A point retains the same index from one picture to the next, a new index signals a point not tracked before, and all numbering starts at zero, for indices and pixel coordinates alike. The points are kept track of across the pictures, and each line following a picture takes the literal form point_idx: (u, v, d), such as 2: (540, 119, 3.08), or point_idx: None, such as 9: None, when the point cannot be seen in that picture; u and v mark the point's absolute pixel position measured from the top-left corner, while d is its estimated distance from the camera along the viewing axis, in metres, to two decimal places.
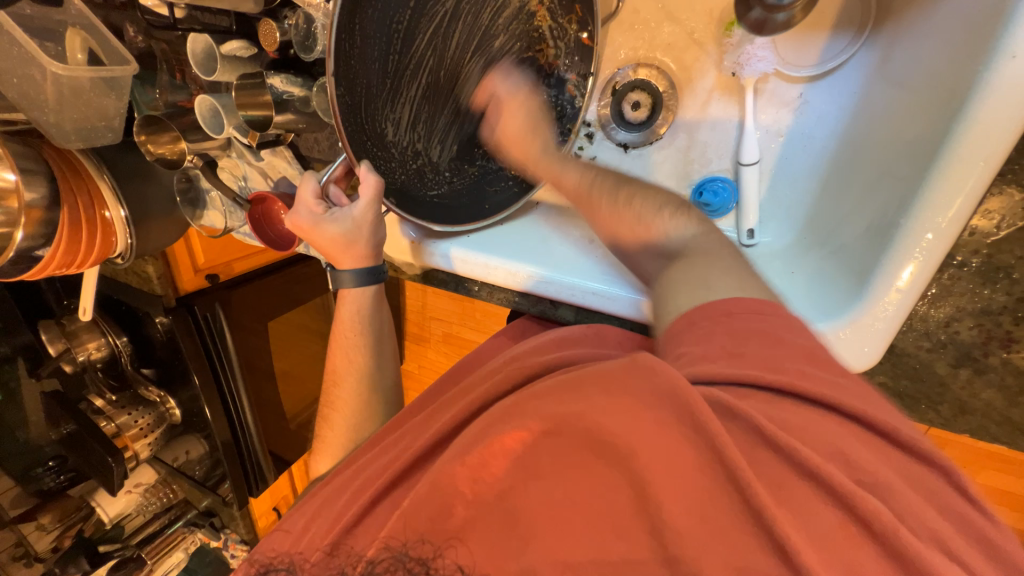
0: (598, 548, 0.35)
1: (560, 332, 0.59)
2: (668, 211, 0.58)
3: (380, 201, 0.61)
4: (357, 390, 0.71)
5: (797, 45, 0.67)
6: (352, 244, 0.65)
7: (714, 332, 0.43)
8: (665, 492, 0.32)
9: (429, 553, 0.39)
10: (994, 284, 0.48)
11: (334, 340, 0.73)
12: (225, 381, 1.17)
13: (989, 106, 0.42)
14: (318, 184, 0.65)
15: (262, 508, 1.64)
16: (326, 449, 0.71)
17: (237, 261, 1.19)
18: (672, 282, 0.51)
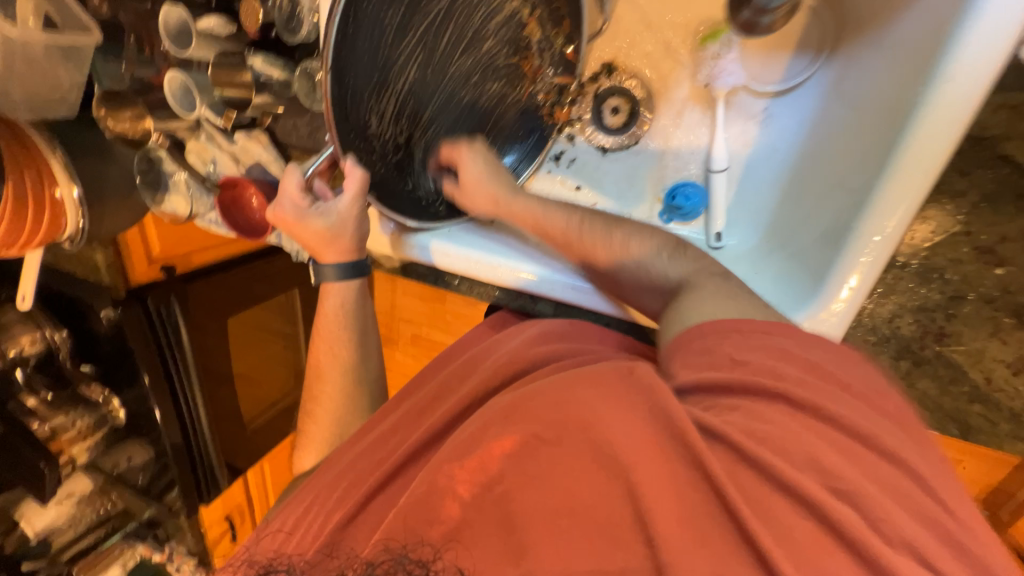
0: (583, 522, 0.36)
1: (541, 326, 0.61)
2: (663, 252, 0.61)
3: (364, 195, 0.61)
4: (342, 384, 0.71)
5: (764, 62, 0.73)
6: (336, 237, 0.65)
7: (705, 347, 0.45)
8: (651, 468, 0.35)
9: (429, 555, 0.38)
10: (929, 283, 0.54)
11: (317, 333, 0.71)
12: (180, 383, 1.10)
13: (928, 124, 0.48)
14: (302, 176, 0.63)
15: (213, 516, 1.54)
16: (311, 443, 0.71)
17: (197, 253, 1.12)
18: (674, 312, 0.53)
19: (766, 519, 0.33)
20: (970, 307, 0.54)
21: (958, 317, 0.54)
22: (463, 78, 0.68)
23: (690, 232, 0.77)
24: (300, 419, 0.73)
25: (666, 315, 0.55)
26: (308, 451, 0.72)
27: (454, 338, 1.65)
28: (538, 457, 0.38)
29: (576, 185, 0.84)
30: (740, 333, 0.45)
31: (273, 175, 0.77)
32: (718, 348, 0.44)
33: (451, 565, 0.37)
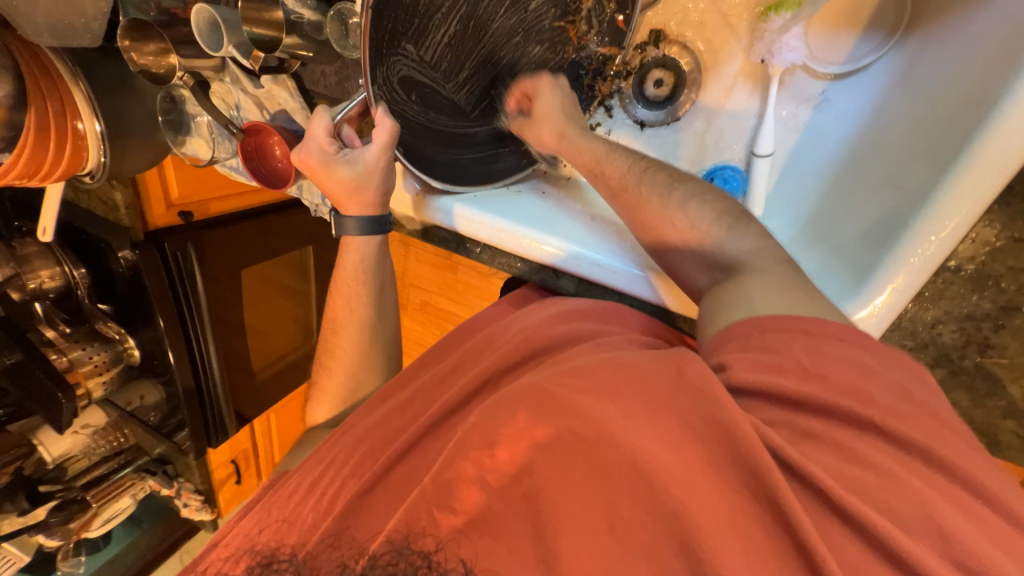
0: (600, 503, 0.36)
1: (568, 303, 0.61)
2: (723, 219, 0.53)
3: (393, 146, 0.59)
4: (355, 339, 0.71)
5: (828, 41, 0.67)
6: (359, 188, 0.63)
7: (773, 343, 0.40)
8: (678, 460, 0.35)
9: (430, 546, 0.40)
10: (982, 290, 0.51)
11: (336, 288, 0.71)
12: (192, 327, 1.11)
13: (1015, 116, 0.44)
14: (331, 121, 0.61)
15: (220, 459, 1.60)
16: (324, 395, 0.73)
17: (215, 201, 1.11)
18: (728, 291, 0.47)
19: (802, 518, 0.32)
20: (1022, 319, 0.51)
21: (1006, 329, 0.52)
22: (509, 34, 0.64)
23: None
24: (314, 372, 0.75)
25: (710, 297, 0.50)
26: (320, 403, 0.74)
27: (463, 308, 1.65)
28: (567, 438, 0.38)
29: None
30: (823, 343, 0.39)
31: (297, 124, 0.77)
32: (788, 348, 0.39)
33: (451, 556, 0.39)
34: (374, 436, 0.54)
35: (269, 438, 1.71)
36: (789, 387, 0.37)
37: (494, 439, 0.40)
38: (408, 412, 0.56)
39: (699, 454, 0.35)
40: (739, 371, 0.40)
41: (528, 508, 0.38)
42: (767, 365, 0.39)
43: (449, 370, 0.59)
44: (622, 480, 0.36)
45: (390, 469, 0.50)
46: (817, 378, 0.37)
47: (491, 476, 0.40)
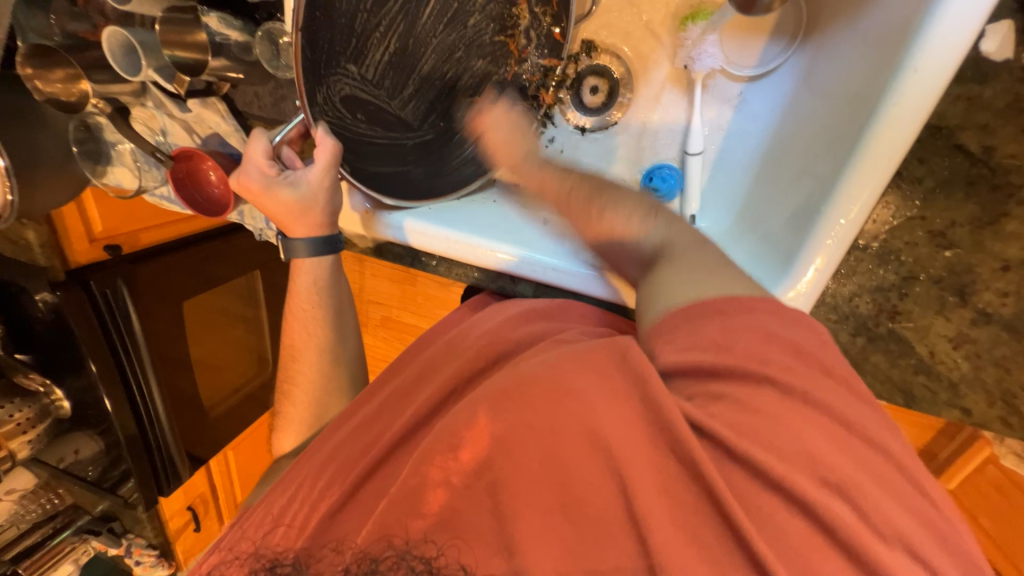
0: (563, 500, 0.38)
1: (529, 304, 0.63)
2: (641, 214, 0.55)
3: (336, 166, 0.58)
4: (319, 362, 0.68)
5: (740, 46, 0.74)
6: (305, 210, 0.61)
7: (695, 327, 0.43)
8: (636, 450, 0.37)
9: (432, 552, 0.39)
10: (887, 264, 0.58)
11: (291, 312, 0.68)
12: (131, 371, 1.03)
13: (892, 113, 0.50)
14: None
15: (175, 507, 1.48)
16: (290, 425, 0.69)
17: (145, 232, 1.07)
18: (650, 286, 0.50)
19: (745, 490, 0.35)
20: (920, 287, 0.58)
21: (909, 297, 0.58)
22: (445, 50, 0.65)
23: None
24: (277, 401, 0.70)
25: (641, 290, 0.52)
26: (286, 432, 0.69)
27: (425, 320, 1.63)
28: (530, 440, 0.39)
29: None
30: (735, 315, 0.42)
31: (233, 146, 0.74)
32: (707, 327, 0.42)
33: (452, 562, 0.39)
34: (339, 457, 0.53)
35: (228, 477, 1.63)
36: (729, 369, 0.40)
37: (459, 444, 0.41)
38: (370, 431, 0.55)
39: (648, 441, 0.38)
40: (667, 354, 0.43)
41: (495, 515, 0.39)
42: (691, 346, 0.42)
43: (414, 383, 0.59)
44: (580, 476, 0.37)
45: (358, 491, 0.49)
46: (727, 349, 0.41)
47: (458, 480, 0.40)
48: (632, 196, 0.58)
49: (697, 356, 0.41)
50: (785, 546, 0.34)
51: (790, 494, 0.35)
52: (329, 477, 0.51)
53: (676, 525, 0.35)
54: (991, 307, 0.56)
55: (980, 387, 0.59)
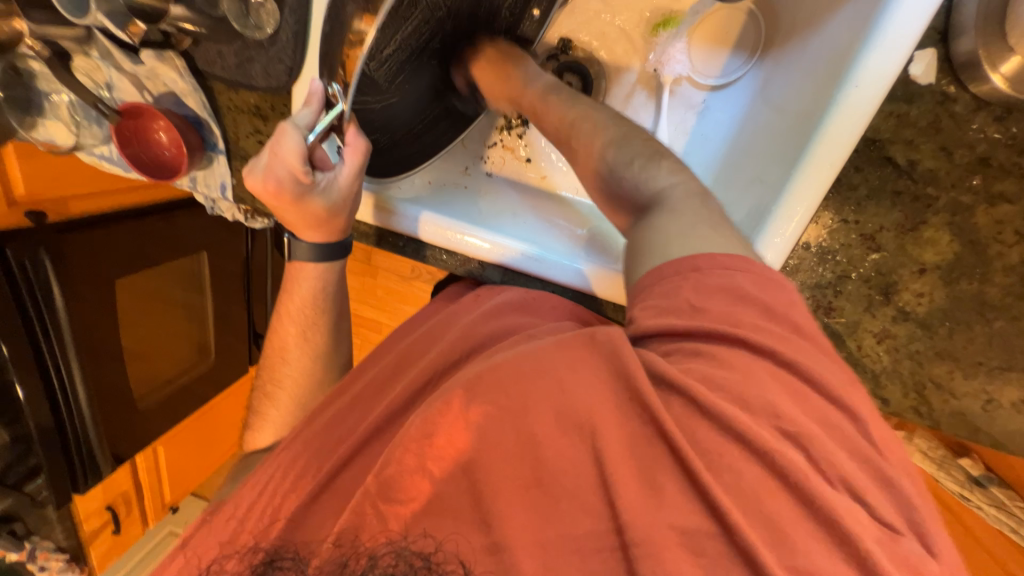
0: (536, 475, 0.37)
1: (502, 296, 0.63)
2: (640, 160, 0.56)
3: (364, 167, 0.61)
4: (308, 367, 0.71)
5: (705, 56, 0.79)
6: (332, 216, 0.64)
7: (667, 291, 0.44)
8: (608, 428, 0.37)
9: (429, 547, 0.37)
10: (825, 263, 0.64)
11: (286, 313, 0.71)
12: (49, 356, 0.94)
13: (834, 124, 0.55)
14: (304, 140, 0.55)
15: (93, 506, 1.36)
16: (268, 425, 0.70)
17: (77, 199, 0.96)
18: (646, 235, 0.49)
19: (713, 464, 0.36)
20: (852, 286, 0.64)
21: (842, 294, 0.64)
22: (433, 11, 0.64)
23: None
24: (257, 399, 0.73)
25: (632, 240, 0.51)
26: (263, 428, 0.70)
27: (386, 315, 1.59)
28: (502, 419, 0.39)
29: (527, 157, 0.88)
30: (701, 275, 0.43)
31: (188, 106, 0.70)
32: (679, 292, 0.43)
33: (451, 556, 0.37)
34: (309, 452, 0.52)
35: (157, 475, 1.50)
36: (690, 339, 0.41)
37: (432, 430, 0.40)
38: (339, 423, 0.53)
39: (620, 413, 0.38)
40: (644, 320, 0.44)
41: (472, 490, 0.38)
42: (666, 310, 0.43)
43: (387, 373, 0.58)
44: (552, 446, 0.37)
45: (325, 490, 0.47)
46: (697, 312, 0.41)
47: (433, 464, 0.39)
48: (645, 143, 0.58)
49: (670, 322, 0.42)
50: (754, 514, 0.34)
51: (758, 465, 0.36)
52: (301, 469, 0.50)
53: (651, 498, 0.35)
54: (909, 306, 0.63)
55: (897, 377, 0.66)
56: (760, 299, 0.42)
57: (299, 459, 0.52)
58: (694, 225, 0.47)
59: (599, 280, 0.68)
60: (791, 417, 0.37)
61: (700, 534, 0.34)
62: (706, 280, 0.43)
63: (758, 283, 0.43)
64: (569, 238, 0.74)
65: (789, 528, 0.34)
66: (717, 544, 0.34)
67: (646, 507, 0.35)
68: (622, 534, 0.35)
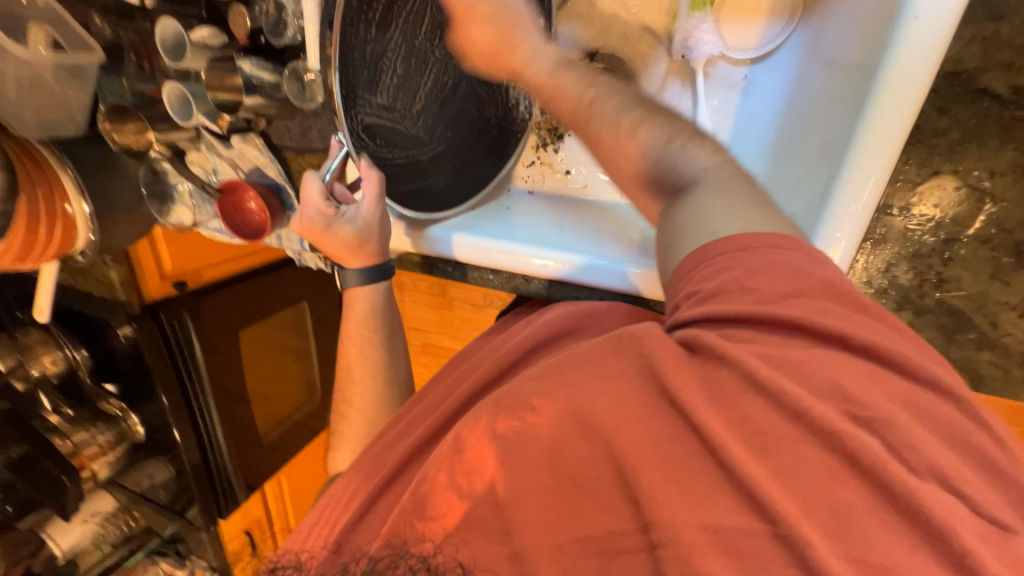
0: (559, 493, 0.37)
1: (564, 308, 0.62)
2: (668, 141, 0.51)
3: (382, 194, 0.65)
4: (373, 389, 0.77)
5: (738, 29, 0.76)
6: (362, 243, 0.70)
7: (714, 270, 0.41)
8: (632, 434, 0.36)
9: (428, 549, 0.42)
10: (919, 230, 0.58)
11: (347, 339, 0.77)
12: (195, 399, 1.14)
13: (895, 74, 0.51)
14: (322, 180, 0.66)
15: (235, 529, 1.55)
16: (345, 443, 0.76)
17: (207, 268, 1.15)
18: (682, 219, 0.46)
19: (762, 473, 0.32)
20: (965, 248, 0.57)
21: (955, 261, 0.58)
22: (446, 60, 0.68)
23: None
24: (334, 421, 0.79)
25: (665, 222, 0.48)
26: (341, 450, 0.77)
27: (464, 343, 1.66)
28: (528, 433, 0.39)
29: (566, 170, 0.88)
30: (755, 254, 0.41)
31: (270, 177, 0.83)
32: (726, 272, 0.41)
33: (450, 559, 0.41)
34: (368, 473, 0.56)
35: (282, 502, 1.69)
36: (727, 308, 0.39)
37: (461, 447, 0.42)
38: (389, 445, 0.58)
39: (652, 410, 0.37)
40: (688, 307, 0.42)
41: (491, 495, 0.40)
42: (710, 295, 0.41)
43: (432, 401, 0.61)
44: (570, 449, 0.38)
45: (381, 497, 0.50)
46: (745, 293, 0.39)
47: (464, 480, 0.41)
48: (681, 122, 0.53)
49: (727, 309, 0.39)
50: (825, 519, 0.31)
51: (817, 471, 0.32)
52: (357, 488, 0.55)
53: (677, 492, 0.34)
54: None
55: None
56: (817, 276, 0.39)
57: (358, 479, 0.56)
58: (753, 202, 0.45)
59: (650, 280, 0.66)
60: (862, 399, 0.34)
61: (733, 528, 0.32)
62: (760, 257, 0.40)
63: (811, 259, 0.41)
64: (613, 240, 0.73)
65: (840, 507, 0.31)
66: (761, 537, 0.31)
67: (665, 494, 0.34)
68: (649, 533, 0.34)
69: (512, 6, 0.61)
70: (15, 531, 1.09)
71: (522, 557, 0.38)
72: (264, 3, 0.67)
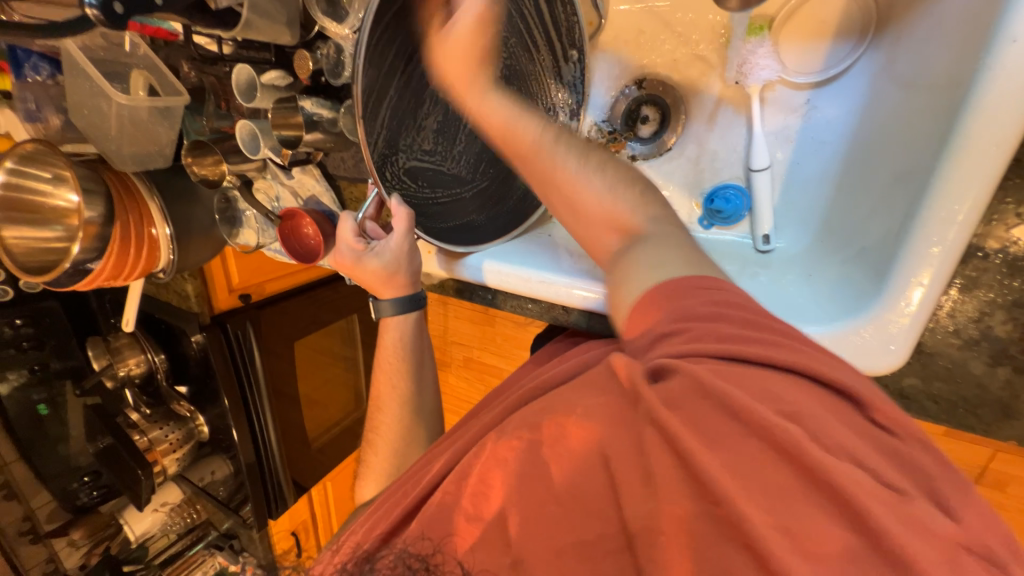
0: (574, 535, 0.39)
1: (599, 346, 0.60)
2: (619, 190, 0.59)
3: (410, 228, 0.67)
4: (400, 415, 0.78)
5: (800, 54, 0.72)
6: (393, 274, 0.72)
7: (647, 313, 0.48)
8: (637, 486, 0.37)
9: (426, 549, 0.45)
10: (1022, 275, 0.51)
11: (379, 366, 0.80)
12: (253, 403, 1.21)
13: (989, 101, 0.45)
14: (354, 220, 0.71)
15: (282, 530, 1.62)
16: (371, 473, 0.78)
17: (270, 282, 1.25)
18: (625, 263, 0.55)
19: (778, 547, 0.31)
20: None
21: None
22: None
23: (736, 236, 0.78)
24: (363, 451, 0.81)
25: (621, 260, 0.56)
26: (367, 480, 0.79)
27: (505, 360, 1.66)
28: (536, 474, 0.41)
29: None
30: (682, 297, 0.47)
31: (325, 206, 0.89)
32: (683, 321, 0.44)
33: (450, 559, 0.44)
34: (396, 493, 0.57)
35: (326, 507, 1.76)
36: (695, 352, 0.41)
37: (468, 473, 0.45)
38: (418, 469, 0.59)
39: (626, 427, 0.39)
40: (654, 356, 0.44)
41: (500, 520, 0.42)
42: (692, 338, 0.43)
43: (456, 434, 0.61)
44: (580, 483, 0.39)
45: (402, 525, 0.52)
46: (710, 336, 0.42)
47: (471, 503, 0.44)
48: (624, 170, 0.62)
49: (701, 348, 0.41)
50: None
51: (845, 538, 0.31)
52: (380, 515, 0.56)
53: (643, 497, 0.36)
54: None
55: None
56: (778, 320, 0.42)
57: (384, 505, 0.58)
58: (669, 246, 0.54)
59: None
60: (789, 398, 0.36)
61: (713, 557, 0.33)
62: (696, 301, 0.46)
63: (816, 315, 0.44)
64: None
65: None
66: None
67: (642, 511, 0.36)
68: (626, 528, 0.37)
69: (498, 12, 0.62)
70: (98, 514, 1.23)
71: (522, 566, 0.41)
72: (326, 47, 0.73)
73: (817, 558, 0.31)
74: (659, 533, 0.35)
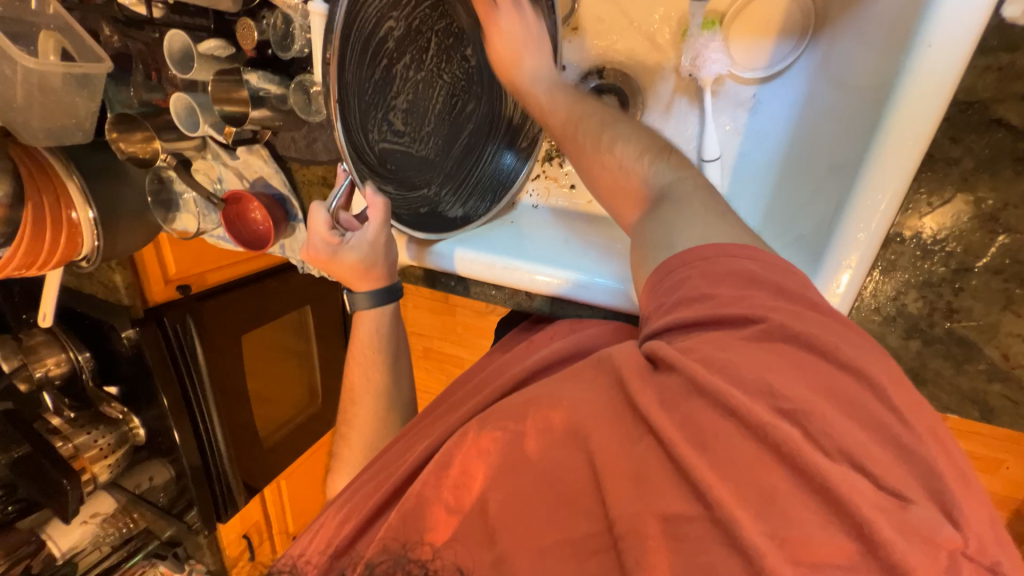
0: (549, 515, 0.40)
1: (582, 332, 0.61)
2: (646, 154, 0.59)
3: (387, 219, 0.65)
4: (374, 407, 0.77)
5: (748, 50, 0.77)
6: (369, 267, 0.69)
7: (675, 280, 0.46)
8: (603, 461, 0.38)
9: (428, 555, 0.44)
10: (931, 257, 0.58)
11: (352, 356, 0.77)
12: (195, 403, 1.13)
13: (909, 96, 0.50)
14: (328, 210, 0.67)
15: (233, 534, 1.52)
16: (343, 467, 0.78)
17: (212, 272, 1.16)
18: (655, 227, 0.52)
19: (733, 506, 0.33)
20: (976, 280, 0.57)
21: (966, 291, 0.58)
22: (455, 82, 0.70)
23: None
24: (335, 444, 0.80)
25: (638, 233, 0.55)
26: (340, 474, 0.78)
27: (467, 350, 1.65)
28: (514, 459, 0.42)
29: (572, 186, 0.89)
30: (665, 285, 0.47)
31: (274, 188, 0.84)
32: (687, 281, 0.45)
33: (447, 562, 0.43)
34: (372, 488, 0.56)
35: (281, 507, 1.68)
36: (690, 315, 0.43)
37: (449, 465, 0.45)
38: (392, 465, 0.59)
39: (614, 411, 0.40)
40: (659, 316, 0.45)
41: (479, 507, 0.43)
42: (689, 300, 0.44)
43: (434, 421, 0.62)
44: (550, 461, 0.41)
45: (377, 518, 0.52)
46: (710, 298, 0.43)
47: (452, 495, 0.45)
48: (647, 137, 0.61)
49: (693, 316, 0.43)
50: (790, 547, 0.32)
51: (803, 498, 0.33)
52: (349, 514, 0.55)
53: (635, 499, 0.37)
54: None
55: None
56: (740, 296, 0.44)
57: (360, 495, 0.58)
58: (714, 206, 0.51)
59: (642, 298, 0.66)
60: (787, 393, 0.36)
61: (669, 514, 0.36)
62: (722, 262, 0.45)
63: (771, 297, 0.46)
64: (614, 250, 0.75)
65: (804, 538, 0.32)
66: (709, 538, 0.34)
67: (623, 509, 0.37)
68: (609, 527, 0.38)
69: (529, 29, 0.68)
70: (17, 530, 1.09)
71: (505, 563, 0.41)
72: (273, 17, 0.68)
73: (770, 515, 0.33)
74: (634, 513, 0.36)
